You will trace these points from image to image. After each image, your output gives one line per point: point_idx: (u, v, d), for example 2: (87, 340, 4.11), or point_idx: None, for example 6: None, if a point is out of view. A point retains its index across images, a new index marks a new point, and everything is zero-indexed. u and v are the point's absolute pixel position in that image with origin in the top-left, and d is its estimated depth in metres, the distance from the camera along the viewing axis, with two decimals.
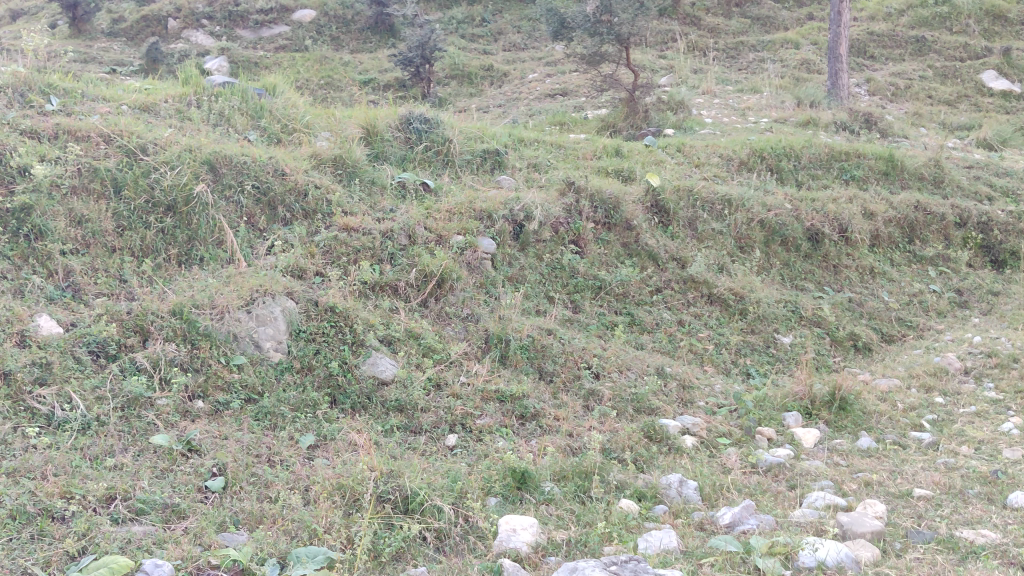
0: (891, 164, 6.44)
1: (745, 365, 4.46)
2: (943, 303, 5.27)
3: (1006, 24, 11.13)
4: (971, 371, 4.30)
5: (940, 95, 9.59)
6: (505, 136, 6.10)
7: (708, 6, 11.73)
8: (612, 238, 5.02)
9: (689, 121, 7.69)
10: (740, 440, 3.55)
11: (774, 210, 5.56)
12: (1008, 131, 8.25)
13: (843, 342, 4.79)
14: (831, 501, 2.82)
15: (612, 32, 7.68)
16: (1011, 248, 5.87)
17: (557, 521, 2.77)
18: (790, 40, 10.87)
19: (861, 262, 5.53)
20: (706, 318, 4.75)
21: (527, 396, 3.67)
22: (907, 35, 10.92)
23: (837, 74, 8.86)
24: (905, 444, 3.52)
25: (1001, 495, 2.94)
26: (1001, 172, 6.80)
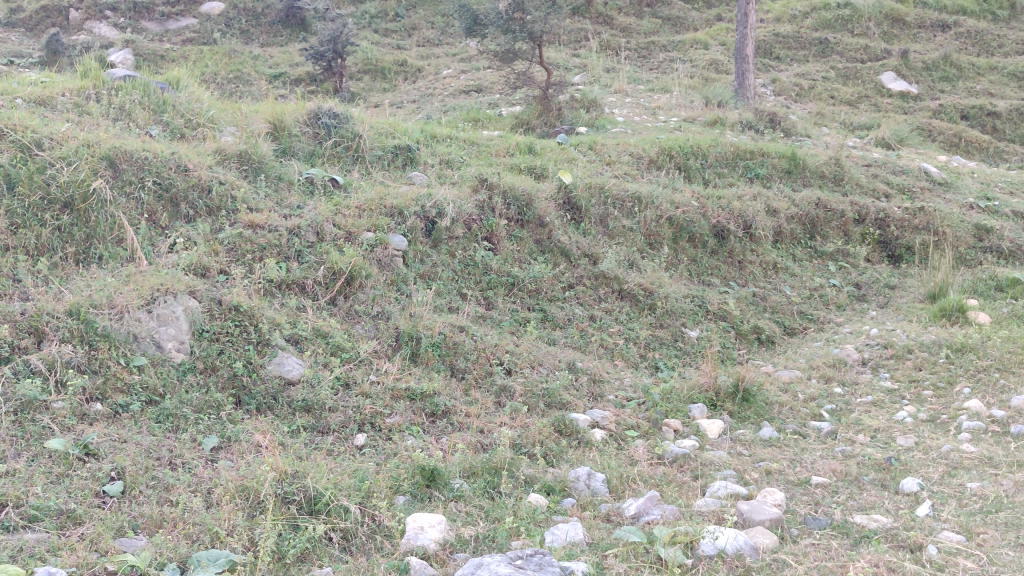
0: (794, 163, 6.62)
1: (655, 359, 4.53)
2: (842, 297, 5.45)
3: (904, 27, 11.59)
4: (868, 362, 4.46)
5: (842, 96, 9.91)
6: (417, 132, 6.06)
7: (620, 6, 11.87)
8: (524, 235, 5.04)
9: (602, 119, 7.77)
10: (648, 432, 3.60)
11: (682, 207, 5.66)
12: (905, 130, 8.58)
13: (747, 335, 4.91)
14: (733, 490, 2.89)
15: (524, 29, 7.71)
16: (906, 244, 6.09)
17: (466, 518, 2.76)
18: (700, 41, 11.10)
19: (765, 258, 5.68)
20: (617, 313, 4.81)
21: (438, 393, 3.65)
22: (811, 37, 11.24)
23: (744, 74, 9.06)
24: (805, 434, 3.63)
25: (894, 481, 3.05)
26: (897, 171, 7.06)
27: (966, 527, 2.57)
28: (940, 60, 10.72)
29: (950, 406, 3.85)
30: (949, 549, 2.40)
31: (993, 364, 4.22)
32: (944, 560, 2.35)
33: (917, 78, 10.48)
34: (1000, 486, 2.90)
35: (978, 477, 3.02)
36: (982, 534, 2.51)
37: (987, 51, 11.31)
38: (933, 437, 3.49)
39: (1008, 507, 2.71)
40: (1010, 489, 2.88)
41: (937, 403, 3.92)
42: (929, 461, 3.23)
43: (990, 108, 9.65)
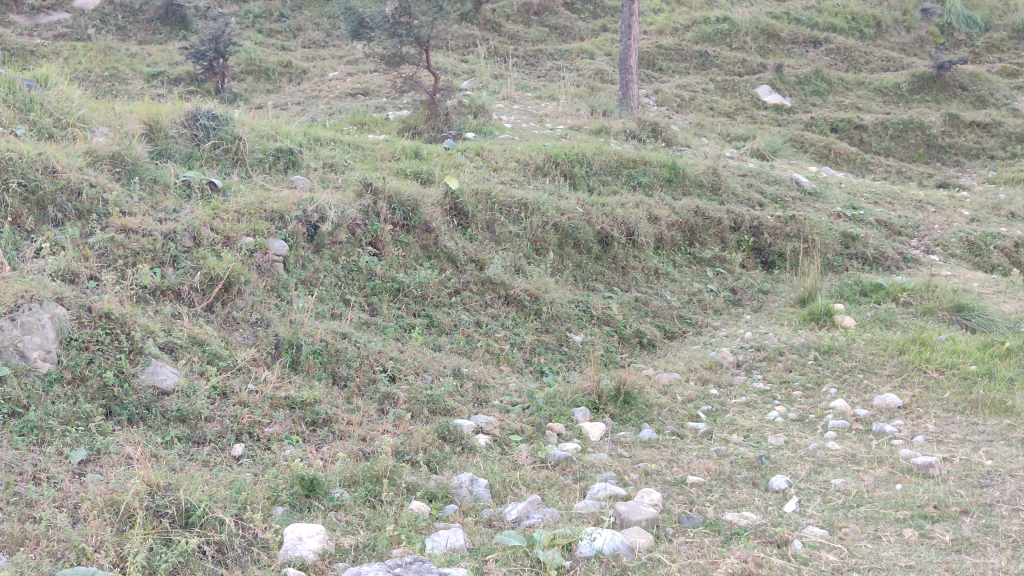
0: (674, 171, 6.80)
1: (539, 364, 4.57)
2: (719, 302, 5.63)
3: (779, 42, 12.10)
4: (743, 364, 4.62)
5: (720, 107, 10.25)
6: (300, 135, 5.96)
7: (508, 13, 11.97)
8: (410, 240, 5.00)
9: (489, 125, 7.80)
10: (531, 436, 3.64)
11: (567, 214, 5.74)
12: (778, 142, 8.94)
13: (629, 339, 5.02)
14: (612, 491, 2.94)
15: (411, 34, 7.70)
16: (779, 251, 6.33)
17: (346, 527, 2.73)
18: (585, 51, 11.29)
19: (647, 264, 5.81)
20: (503, 318, 4.83)
21: (319, 401, 3.59)
22: (692, 49, 11.58)
23: (628, 84, 9.27)
24: (682, 434, 3.73)
25: (765, 479, 3.17)
26: (771, 181, 7.34)
27: (829, 521, 2.69)
28: (812, 75, 11.20)
29: (817, 406, 4.03)
30: (813, 543, 2.51)
31: (857, 365, 4.44)
32: (809, 553, 2.46)
33: (790, 92, 10.94)
34: (861, 481, 3.05)
35: (842, 474, 3.17)
36: (843, 528, 2.63)
37: (855, 66, 11.88)
38: (802, 436, 3.65)
39: (867, 501, 2.86)
40: (871, 484, 3.03)
41: (806, 402, 4.10)
42: (797, 459, 3.37)
43: (857, 121, 10.13)
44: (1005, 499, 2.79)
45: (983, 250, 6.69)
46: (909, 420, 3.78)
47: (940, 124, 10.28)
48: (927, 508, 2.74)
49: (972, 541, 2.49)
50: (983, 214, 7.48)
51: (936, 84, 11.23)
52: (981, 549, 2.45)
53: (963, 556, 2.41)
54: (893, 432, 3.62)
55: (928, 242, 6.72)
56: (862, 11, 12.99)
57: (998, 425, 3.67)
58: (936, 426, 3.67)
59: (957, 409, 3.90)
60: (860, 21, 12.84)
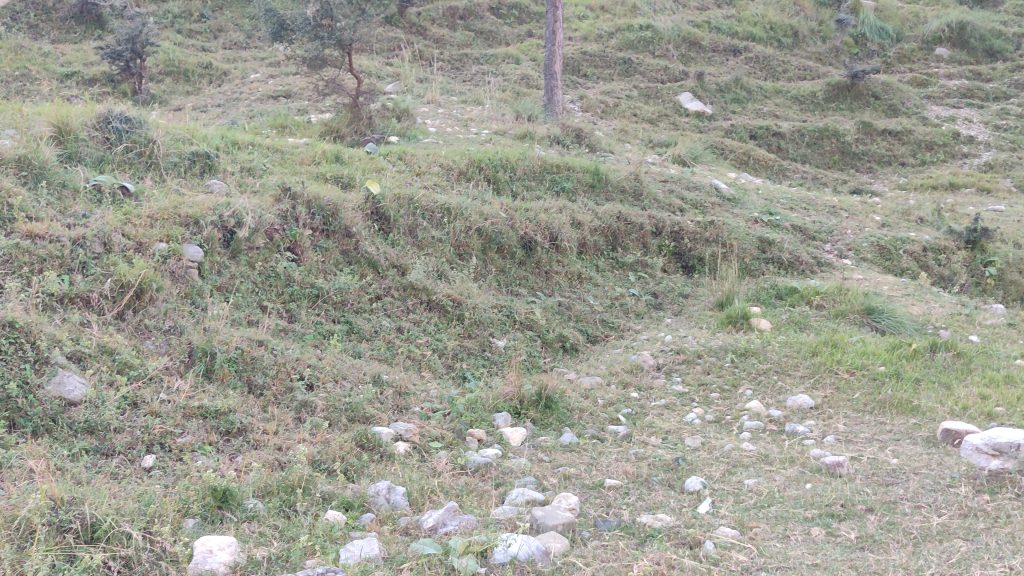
0: (598, 177, 6.86)
1: (462, 369, 4.56)
2: (641, 306, 5.70)
3: (700, 50, 12.33)
4: (663, 367, 4.68)
5: (643, 114, 10.38)
6: (217, 138, 5.85)
7: (434, 17, 11.95)
8: (330, 245, 4.94)
9: (414, 129, 7.75)
10: (451, 443, 3.61)
11: (490, 219, 5.74)
12: (699, 149, 9.09)
13: (552, 344, 5.05)
14: (530, 497, 2.95)
15: (333, 37, 7.61)
16: (698, 255, 6.44)
17: (258, 538, 2.68)
18: (511, 55, 11.34)
19: (570, 269, 5.85)
20: (424, 324, 4.78)
21: (234, 411, 3.51)
22: (616, 56, 11.71)
23: (552, 90, 9.31)
24: (602, 438, 3.76)
25: (681, 481, 3.22)
26: (691, 187, 7.46)
27: (740, 521, 2.74)
28: (732, 83, 11.44)
29: (733, 408, 4.11)
30: (724, 544, 2.55)
31: (771, 367, 4.54)
32: (720, 554, 2.50)
33: (711, 99, 11.15)
34: (773, 481, 3.12)
35: (755, 474, 3.23)
36: (754, 528, 2.68)
37: (773, 75, 12.16)
38: (717, 437, 3.71)
39: (778, 501, 2.92)
40: (782, 484, 3.09)
41: (722, 404, 4.18)
42: (712, 460, 3.42)
43: (775, 129, 10.37)
44: (909, 496, 2.88)
45: (893, 254, 6.90)
46: (820, 421, 3.87)
47: (854, 132, 10.60)
48: (834, 507, 2.82)
49: (875, 539, 2.57)
50: (894, 219, 7.72)
51: (850, 93, 11.59)
52: (884, 545, 2.52)
53: (867, 554, 2.47)
54: (805, 433, 3.70)
55: (841, 247, 6.91)
56: (780, 20, 13.31)
57: (904, 424, 3.79)
58: (845, 426, 3.77)
59: (866, 409, 4.01)
60: (778, 30, 13.16)
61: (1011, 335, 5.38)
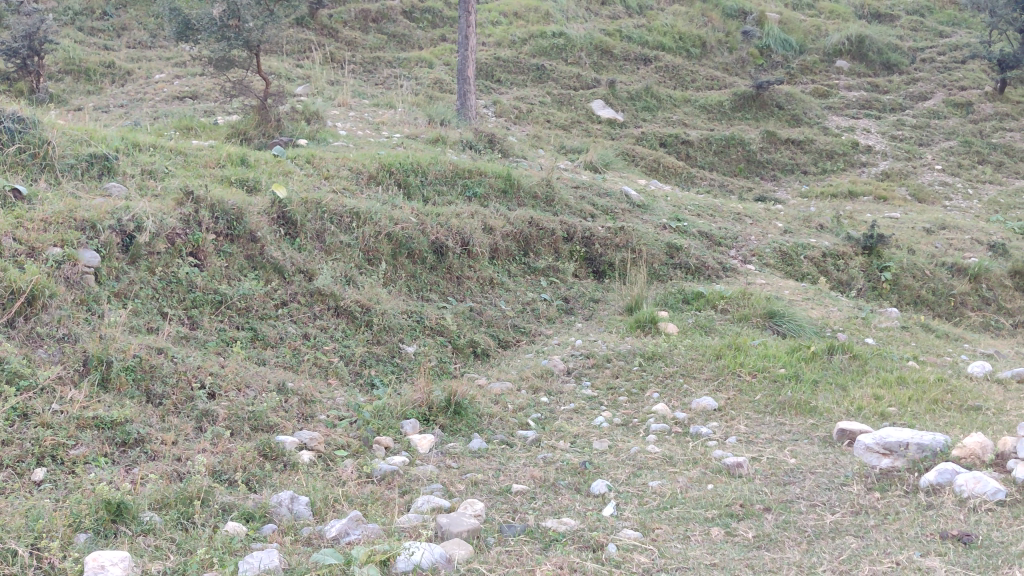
0: (509, 183, 6.88)
1: (370, 376, 4.51)
2: (552, 311, 5.74)
3: (611, 58, 12.51)
4: (573, 371, 4.71)
5: (556, 120, 10.46)
6: (117, 140, 5.68)
7: (346, 19, 11.83)
8: (234, 250, 4.84)
9: (323, 132, 7.65)
10: (358, 451, 3.56)
11: (400, 224, 5.69)
12: (610, 156, 9.21)
13: (463, 349, 5.04)
14: (436, 504, 2.93)
15: (240, 38, 7.45)
16: (609, 261, 6.51)
17: (154, 552, 2.61)
18: (424, 60, 11.30)
19: (481, 274, 5.84)
20: (332, 330, 4.71)
21: (131, 421, 3.40)
22: (529, 63, 11.77)
23: (465, 95, 9.31)
24: (511, 442, 3.77)
25: (587, 484, 3.24)
26: (602, 193, 7.54)
27: (642, 523, 2.78)
28: (642, 91, 11.62)
29: (640, 411, 4.17)
30: (626, 546, 2.59)
31: (677, 370, 4.62)
32: (622, 556, 2.53)
33: (622, 107, 11.31)
34: (676, 483, 3.17)
35: (659, 476, 3.28)
36: (655, 529, 2.72)
37: (682, 84, 12.41)
38: (624, 440, 3.75)
39: (680, 502, 2.97)
40: (684, 485, 3.15)
41: (630, 407, 4.23)
42: (619, 463, 3.46)
43: (684, 137, 10.57)
44: (805, 495, 2.96)
45: (794, 260, 7.11)
46: (723, 422, 3.96)
47: (759, 141, 10.89)
48: (733, 507, 2.88)
49: (772, 537, 2.63)
50: (796, 226, 7.96)
51: (755, 103, 11.90)
52: (780, 544, 2.59)
53: (763, 552, 2.54)
54: (708, 434, 3.78)
55: (746, 252, 7.09)
56: (688, 30, 13.58)
57: (802, 424, 3.90)
58: (746, 428, 3.86)
59: (767, 410, 4.12)
60: (687, 40, 13.42)
61: (904, 337, 5.59)
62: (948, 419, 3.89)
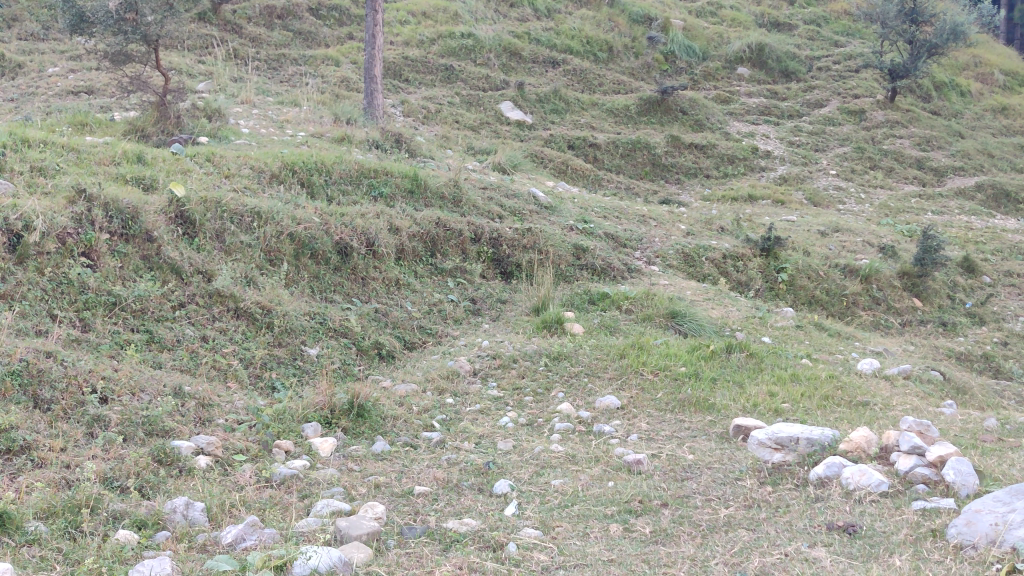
0: (416, 183, 6.84)
1: (271, 379, 4.42)
2: (459, 312, 5.74)
3: (520, 60, 12.58)
4: (479, 372, 4.71)
5: (465, 121, 10.45)
6: (4, 135, 5.45)
7: (250, 15, 11.60)
8: (129, 250, 4.70)
9: (225, 130, 7.47)
10: (257, 455, 3.49)
11: (303, 224, 5.61)
12: (518, 158, 9.26)
13: (367, 351, 5.00)
14: (335, 508, 2.89)
15: (137, 31, 7.22)
16: (516, 262, 6.54)
17: (39, 563, 2.50)
18: (330, 58, 11.15)
19: (387, 275, 5.80)
20: (231, 333, 4.60)
21: (17, 427, 3.25)
22: (437, 63, 11.73)
23: (372, 94, 9.21)
24: (416, 445, 3.75)
25: (490, 484, 3.24)
26: (510, 195, 7.56)
27: (543, 521, 2.81)
28: (550, 94, 11.72)
29: (545, 410, 4.20)
30: (526, 544, 2.61)
31: (582, 370, 4.67)
32: (522, 555, 2.55)
33: (530, 109, 11.38)
34: (578, 481, 3.21)
35: (562, 475, 3.31)
36: (556, 527, 2.75)
37: (589, 88, 12.56)
38: (528, 440, 3.77)
39: (581, 500, 3.01)
40: (586, 483, 3.18)
41: (535, 407, 4.26)
42: (522, 462, 3.48)
43: (591, 140, 10.69)
44: (701, 490, 3.04)
45: (696, 261, 7.27)
46: (625, 420, 4.02)
47: (664, 145, 11.09)
48: (632, 503, 2.93)
49: (669, 532, 2.69)
50: (698, 228, 8.13)
51: (660, 107, 12.12)
52: (676, 539, 2.65)
53: (659, 547, 2.59)
54: (611, 432, 3.84)
55: (650, 254, 7.22)
56: (596, 35, 13.74)
57: (701, 422, 3.99)
58: (648, 425, 3.93)
59: (667, 408, 4.20)
60: (594, 44, 13.58)
61: (799, 337, 5.78)
62: (838, 415, 4.03)
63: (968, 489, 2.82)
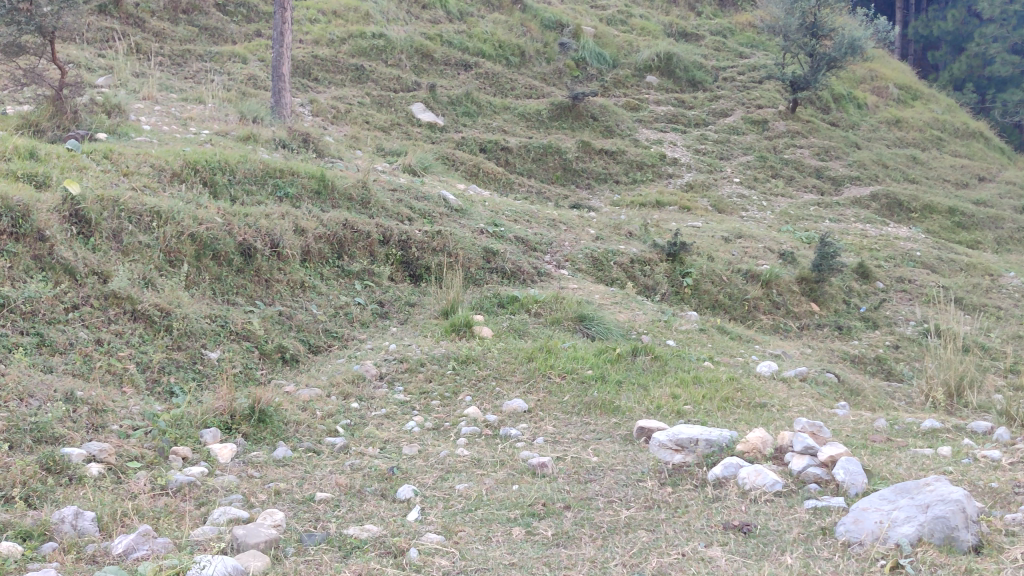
0: (323, 184, 6.75)
1: (169, 384, 4.30)
2: (366, 315, 5.68)
3: (432, 62, 12.54)
4: (385, 376, 4.67)
5: (375, 122, 10.37)
6: None
7: (153, 9, 11.26)
8: (19, 249, 4.51)
9: (125, 126, 7.24)
10: (152, 463, 3.39)
11: (204, 224, 5.47)
12: (428, 160, 9.23)
13: (270, 355, 4.91)
14: (232, 515, 2.83)
15: (31, 22, 6.93)
16: (425, 265, 6.51)
17: None
18: (237, 54, 10.92)
19: (292, 277, 5.70)
20: (128, 336, 4.46)
21: None
22: (347, 63, 11.59)
23: (280, 92, 9.05)
24: (319, 450, 3.69)
25: (393, 490, 3.22)
26: (420, 197, 7.52)
27: (446, 526, 2.80)
28: (462, 97, 11.72)
29: (452, 414, 4.19)
30: (427, 550, 2.60)
31: (490, 373, 4.68)
32: (423, 560, 2.54)
33: (442, 111, 11.36)
34: (482, 484, 3.21)
35: (466, 479, 3.31)
36: (458, 532, 2.75)
37: (501, 91, 12.61)
38: (434, 445, 3.75)
39: (485, 504, 3.01)
40: (490, 487, 3.19)
41: (442, 411, 4.25)
42: (427, 467, 3.46)
43: (503, 143, 10.71)
44: (603, 492, 3.07)
45: (605, 265, 7.37)
46: (531, 424, 4.04)
47: (575, 150, 11.21)
48: (535, 506, 2.95)
49: (570, 535, 2.71)
50: (607, 233, 8.24)
51: (571, 113, 12.24)
52: (577, 541, 2.67)
53: (560, 550, 2.61)
54: (517, 436, 3.85)
55: (559, 258, 7.28)
56: (507, 39, 13.79)
57: (606, 424, 4.04)
58: (554, 428, 3.96)
59: (574, 410, 4.24)
60: (506, 49, 13.63)
61: (701, 340, 5.91)
62: (737, 416, 4.14)
63: (857, 487, 2.92)
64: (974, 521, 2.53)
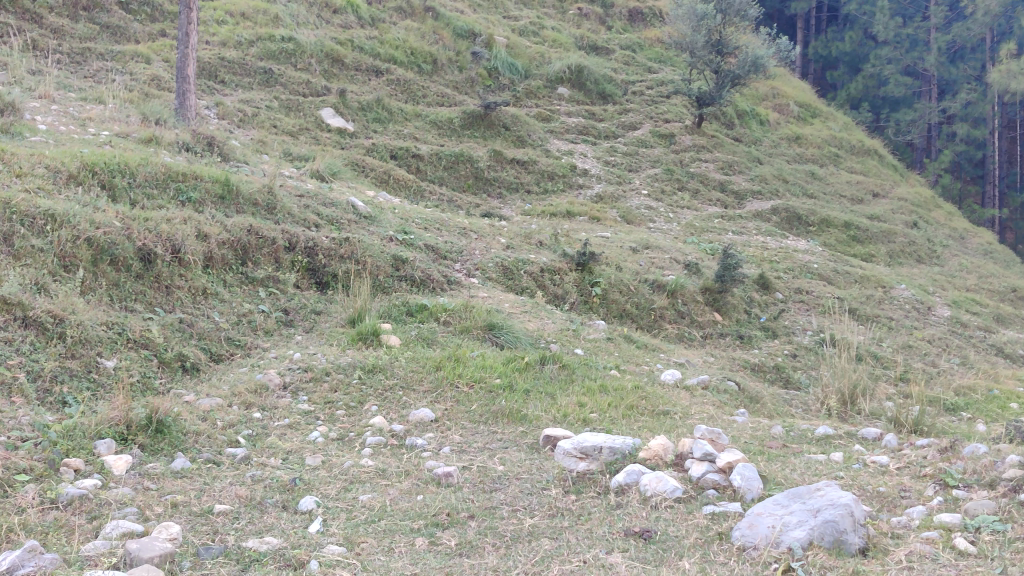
0: (227, 189, 6.61)
1: (62, 393, 4.15)
2: (270, 323, 5.59)
3: (342, 67, 12.42)
4: (289, 386, 4.59)
5: (283, 126, 10.22)
6: None
7: (51, 5, 10.85)
8: None
9: (18, 125, 6.96)
10: (41, 475, 3.25)
11: (102, 228, 5.30)
12: (337, 166, 9.14)
13: (170, 364, 4.78)
14: (126, 529, 2.74)
15: None
16: (332, 272, 6.43)
17: None
18: (140, 54, 10.61)
19: (193, 283, 5.56)
20: (18, 343, 4.28)
21: None
22: (255, 65, 11.38)
23: (184, 94, 8.83)
24: (219, 461, 3.61)
25: (295, 501, 3.17)
26: (328, 203, 7.43)
27: (347, 538, 2.77)
28: (373, 103, 11.62)
29: (357, 424, 4.15)
30: (328, 562, 2.57)
31: (396, 382, 4.65)
32: (324, 572, 2.51)
33: (352, 117, 11.25)
34: (386, 495, 3.19)
35: (370, 489, 3.28)
36: (360, 543, 2.73)
37: (412, 99, 12.58)
38: (338, 455, 3.71)
39: (388, 514, 2.99)
40: (394, 497, 3.17)
41: (347, 421, 4.20)
42: (330, 478, 3.42)
43: (414, 151, 10.67)
44: (508, 500, 3.09)
45: (514, 274, 7.41)
46: (438, 433, 4.02)
47: (486, 159, 11.24)
48: (439, 516, 2.95)
49: (473, 544, 2.72)
50: (517, 242, 8.29)
51: (483, 122, 12.28)
52: (480, 550, 2.68)
53: (463, 559, 2.61)
54: (423, 445, 3.83)
55: (469, 267, 7.29)
56: (420, 47, 13.74)
57: (513, 432, 4.06)
58: (460, 437, 3.96)
59: (480, 419, 4.25)
60: (418, 56, 13.58)
61: (608, 348, 6.00)
62: (640, 424, 4.22)
63: (753, 492, 3.01)
64: (861, 524, 2.63)
